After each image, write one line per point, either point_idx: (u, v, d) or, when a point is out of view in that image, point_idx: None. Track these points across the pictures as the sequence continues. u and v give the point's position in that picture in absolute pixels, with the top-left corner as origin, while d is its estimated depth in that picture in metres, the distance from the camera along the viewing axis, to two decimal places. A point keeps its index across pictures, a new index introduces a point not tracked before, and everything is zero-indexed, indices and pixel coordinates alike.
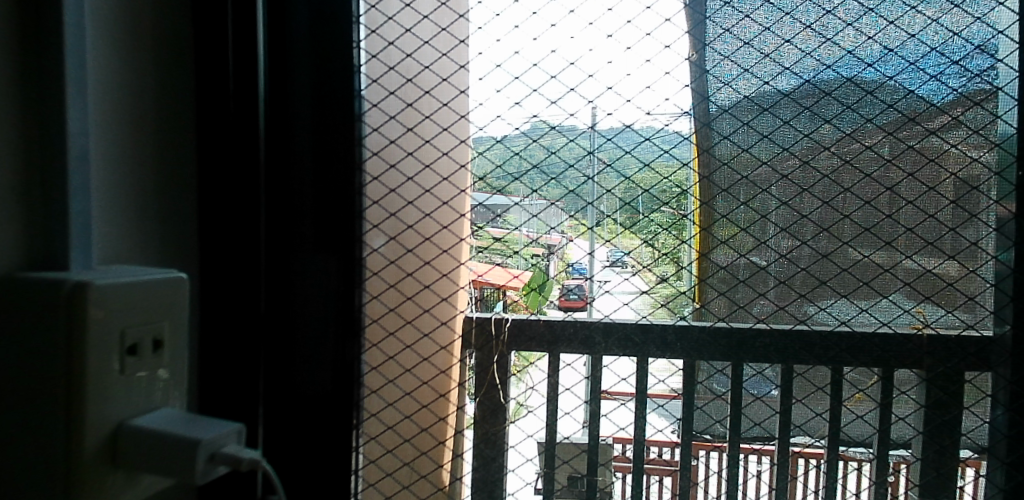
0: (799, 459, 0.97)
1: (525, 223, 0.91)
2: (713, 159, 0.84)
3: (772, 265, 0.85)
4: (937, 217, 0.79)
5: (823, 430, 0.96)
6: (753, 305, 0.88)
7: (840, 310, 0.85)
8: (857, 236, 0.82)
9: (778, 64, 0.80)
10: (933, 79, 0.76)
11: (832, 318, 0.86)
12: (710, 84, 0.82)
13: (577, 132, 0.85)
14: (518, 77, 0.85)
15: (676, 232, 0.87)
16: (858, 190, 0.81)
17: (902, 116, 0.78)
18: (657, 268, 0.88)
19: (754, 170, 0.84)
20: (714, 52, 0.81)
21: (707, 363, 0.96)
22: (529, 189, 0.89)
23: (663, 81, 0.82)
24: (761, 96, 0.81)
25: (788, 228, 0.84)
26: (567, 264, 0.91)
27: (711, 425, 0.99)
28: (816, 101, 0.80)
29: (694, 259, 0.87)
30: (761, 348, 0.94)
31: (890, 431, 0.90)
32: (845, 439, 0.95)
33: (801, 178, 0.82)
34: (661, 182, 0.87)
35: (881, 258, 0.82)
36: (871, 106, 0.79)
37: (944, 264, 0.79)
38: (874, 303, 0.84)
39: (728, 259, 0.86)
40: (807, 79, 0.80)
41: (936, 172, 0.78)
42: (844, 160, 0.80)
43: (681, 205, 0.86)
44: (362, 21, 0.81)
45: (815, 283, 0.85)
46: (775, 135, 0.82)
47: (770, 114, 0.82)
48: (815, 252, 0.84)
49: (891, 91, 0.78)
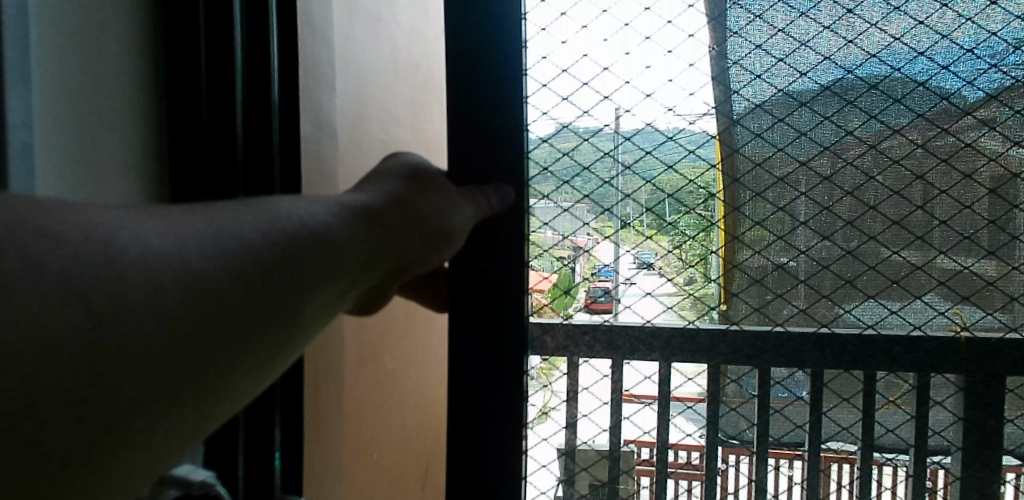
0: (832, 464, 0.92)
1: (551, 220, 0.80)
2: (742, 159, 0.82)
3: (801, 264, 0.83)
4: (976, 212, 0.77)
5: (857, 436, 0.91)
6: (784, 313, 0.85)
7: (867, 312, 0.83)
8: (885, 232, 0.80)
9: (816, 53, 0.79)
10: (993, 69, 0.76)
11: (858, 321, 0.84)
12: (735, 74, 0.80)
13: (595, 132, 0.81)
14: (546, 81, 0.78)
15: (704, 236, 0.85)
16: (895, 190, 0.79)
17: (953, 107, 0.77)
18: (684, 272, 0.86)
19: (790, 172, 0.82)
20: (741, 40, 0.80)
21: (733, 366, 0.88)
22: (556, 184, 0.80)
23: (687, 73, 0.80)
24: (799, 89, 0.80)
25: (825, 234, 0.81)
26: (595, 265, 0.84)
27: (741, 430, 0.92)
28: (859, 94, 0.78)
29: (721, 263, 0.85)
30: (790, 348, 0.86)
31: (927, 439, 0.87)
32: (880, 445, 0.90)
33: (839, 182, 0.80)
34: (687, 183, 0.84)
35: (910, 256, 0.80)
36: (918, 98, 0.77)
37: (983, 262, 0.79)
38: (907, 304, 0.82)
39: (758, 264, 0.84)
40: (848, 69, 0.78)
41: (978, 166, 0.77)
42: (883, 158, 0.79)
43: (708, 207, 0.84)
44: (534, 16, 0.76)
45: (839, 283, 0.83)
46: (812, 132, 0.81)
47: (808, 110, 0.80)
48: (842, 251, 0.82)
49: (943, 80, 0.76)
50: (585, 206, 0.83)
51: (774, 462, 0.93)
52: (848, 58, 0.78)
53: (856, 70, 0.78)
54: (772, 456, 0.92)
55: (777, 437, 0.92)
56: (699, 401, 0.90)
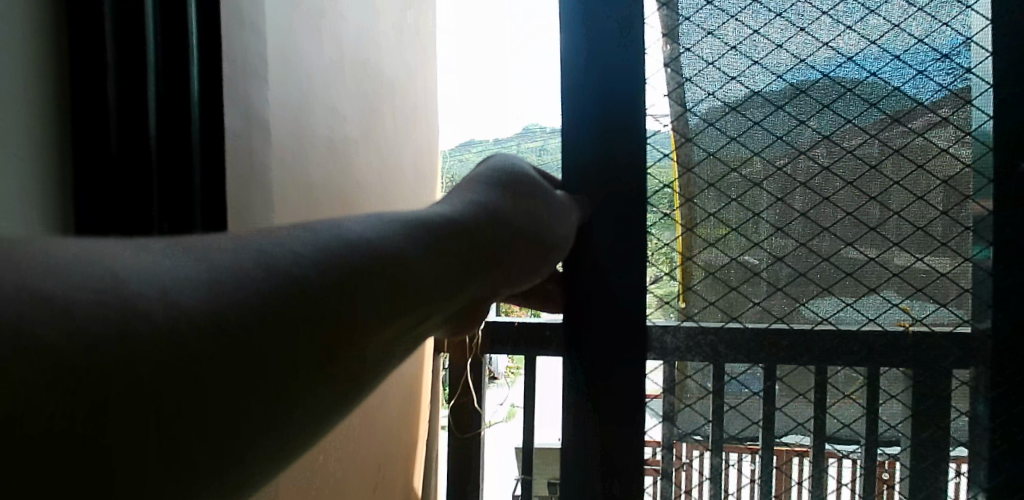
0: (790, 457, 0.90)
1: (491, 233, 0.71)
2: (697, 176, 0.83)
3: (762, 269, 0.84)
4: (921, 221, 0.80)
5: (809, 429, 0.89)
6: (746, 313, 0.85)
7: (818, 307, 0.84)
8: (840, 241, 0.82)
9: (764, 69, 0.81)
10: (923, 77, 0.79)
11: (810, 317, 0.84)
12: (690, 90, 0.81)
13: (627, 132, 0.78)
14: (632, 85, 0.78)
15: (664, 232, 0.83)
16: (840, 197, 0.81)
17: (888, 118, 0.79)
18: (649, 268, 0.83)
19: (741, 181, 0.82)
20: (692, 55, 0.81)
21: (694, 363, 0.85)
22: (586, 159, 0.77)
23: (659, 76, 0.80)
24: (749, 104, 0.81)
25: (778, 234, 0.83)
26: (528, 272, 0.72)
27: (701, 425, 0.88)
28: (802, 111, 0.81)
29: (678, 259, 0.84)
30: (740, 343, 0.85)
31: (879, 430, 0.87)
32: (832, 436, 0.88)
33: (788, 190, 0.82)
34: (654, 185, 0.81)
35: (858, 258, 0.82)
36: (857, 108, 0.80)
37: (935, 261, 0.81)
38: (857, 298, 0.83)
39: (715, 260, 0.85)
40: (791, 85, 0.81)
41: (916, 171, 0.80)
42: (825, 167, 0.81)
43: (672, 207, 0.82)
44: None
45: (792, 278, 0.84)
46: (764, 148, 0.82)
47: (759, 127, 0.82)
48: (793, 261, 0.83)
49: (882, 93, 0.80)
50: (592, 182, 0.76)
51: (728, 456, 0.90)
52: (795, 75, 0.80)
53: (805, 82, 0.80)
54: (726, 450, 0.89)
55: (731, 431, 0.89)
56: (652, 396, 0.85)
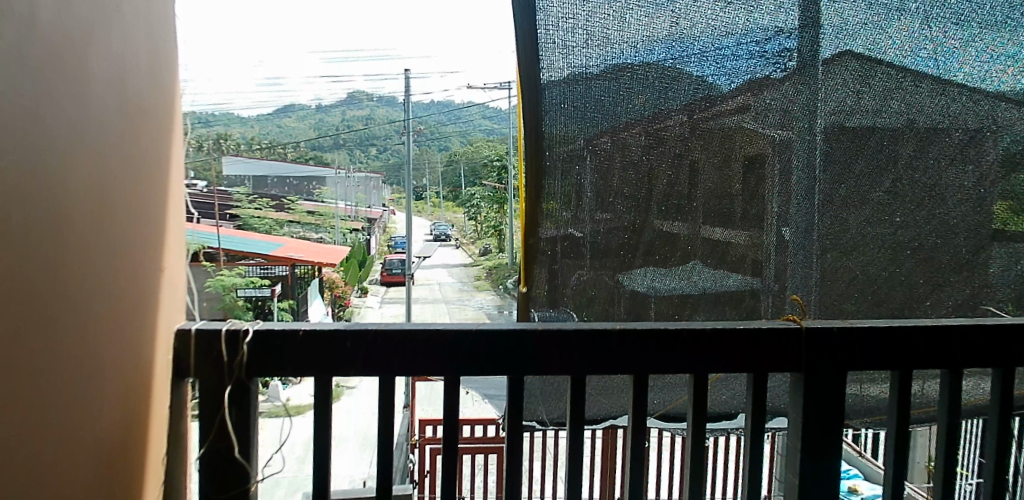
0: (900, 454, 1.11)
1: None
2: (611, 140, 1.17)
3: (585, 233, 1.24)
4: (732, 176, 1.19)
5: (818, 420, 1.03)
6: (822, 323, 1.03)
7: (659, 280, 1.29)
8: (658, 199, 1.21)
9: (604, 41, 1.08)
10: (732, 54, 1.12)
11: (654, 287, 1.30)
12: (552, 66, 1.09)
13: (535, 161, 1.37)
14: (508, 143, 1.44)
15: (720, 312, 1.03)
16: (651, 159, 1.18)
17: (697, 102, 1.14)
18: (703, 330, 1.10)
19: (607, 130, 1.16)
20: (544, 39, 1.07)
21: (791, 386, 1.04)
22: (649, 109, 1.15)
23: (594, 50, 1.09)
24: (598, 66, 1.10)
25: (603, 198, 1.22)
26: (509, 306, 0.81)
27: (797, 430, 1.04)
28: (626, 80, 1.12)
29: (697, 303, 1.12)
30: (716, 356, 1.00)
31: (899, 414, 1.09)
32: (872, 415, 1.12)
33: (613, 145, 1.17)
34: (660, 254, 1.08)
35: (685, 228, 1.23)
36: (678, 84, 1.13)
37: (736, 235, 1.23)
38: (687, 269, 1.27)
39: (552, 231, 1.25)
40: (621, 60, 1.10)
41: (737, 141, 1.17)
42: (641, 134, 1.17)
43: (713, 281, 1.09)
44: (545, 27, 1.06)
45: (622, 238, 1.24)
46: (609, 107, 1.14)
47: (603, 85, 1.12)
48: (621, 209, 1.22)
49: (681, 74, 1.13)
50: (640, 118, 1.16)
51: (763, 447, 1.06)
52: (615, 54, 1.10)
53: (635, 59, 1.11)
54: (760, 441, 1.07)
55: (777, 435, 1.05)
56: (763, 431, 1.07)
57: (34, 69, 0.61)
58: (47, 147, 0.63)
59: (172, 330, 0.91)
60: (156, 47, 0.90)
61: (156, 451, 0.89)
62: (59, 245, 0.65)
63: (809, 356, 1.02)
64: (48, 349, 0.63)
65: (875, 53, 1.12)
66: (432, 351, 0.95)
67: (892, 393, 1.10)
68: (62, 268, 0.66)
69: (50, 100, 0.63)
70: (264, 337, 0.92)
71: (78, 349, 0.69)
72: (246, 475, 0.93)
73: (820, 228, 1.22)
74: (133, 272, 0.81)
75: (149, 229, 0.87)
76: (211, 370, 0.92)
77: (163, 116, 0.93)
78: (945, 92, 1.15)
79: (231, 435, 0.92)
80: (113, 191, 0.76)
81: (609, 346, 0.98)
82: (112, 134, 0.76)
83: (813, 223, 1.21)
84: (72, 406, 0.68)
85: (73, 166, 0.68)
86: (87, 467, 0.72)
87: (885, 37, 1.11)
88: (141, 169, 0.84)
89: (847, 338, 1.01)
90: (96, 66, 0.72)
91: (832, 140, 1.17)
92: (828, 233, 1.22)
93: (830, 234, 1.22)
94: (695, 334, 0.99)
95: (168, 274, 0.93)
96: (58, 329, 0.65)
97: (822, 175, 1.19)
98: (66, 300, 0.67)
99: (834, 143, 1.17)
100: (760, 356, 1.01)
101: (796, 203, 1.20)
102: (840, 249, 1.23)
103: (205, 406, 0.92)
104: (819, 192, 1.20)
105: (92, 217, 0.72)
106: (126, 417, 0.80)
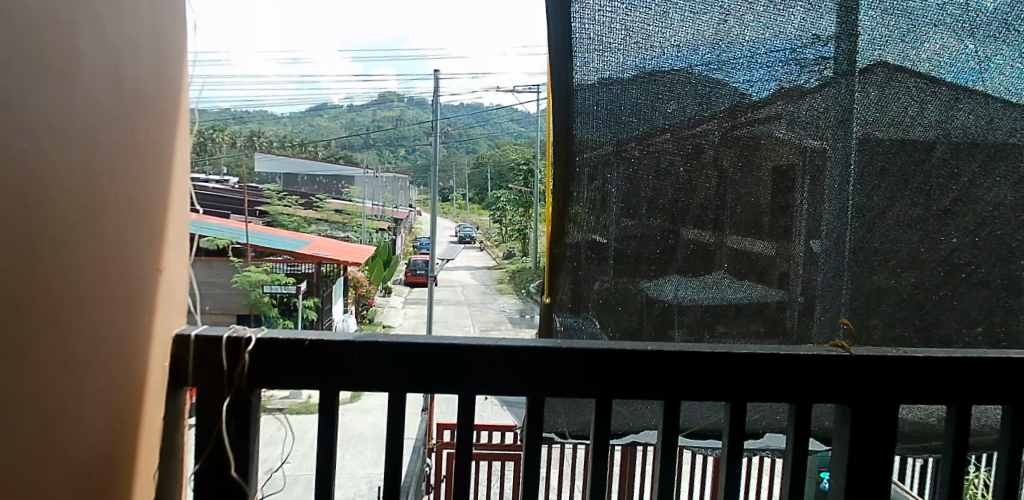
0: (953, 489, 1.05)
1: None
2: (638, 145, 1.14)
3: (608, 240, 1.22)
4: (764, 186, 1.15)
5: (863, 452, 0.98)
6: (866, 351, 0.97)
7: (686, 290, 1.24)
8: (686, 208, 1.17)
9: (636, 43, 1.05)
10: (767, 61, 1.06)
11: (683, 297, 1.25)
12: (581, 69, 1.06)
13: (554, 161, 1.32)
14: None
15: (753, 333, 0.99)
16: (681, 167, 1.14)
17: (729, 109, 1.10)
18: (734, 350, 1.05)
19: (633, 134, 1.13)
20: (577, 40, 1.03)
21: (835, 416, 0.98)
22: (679, 114, 1.11)
23: (626, 53, 1.05)
24: (628, 70, 1.07)
25: (628, 204, 1.19)
26: None
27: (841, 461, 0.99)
28: (657, 84, 1.09)
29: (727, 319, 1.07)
30: (749, 381, 0.95)
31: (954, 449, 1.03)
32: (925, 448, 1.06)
33: (641, 151, 1.14)
34: None
35: (710, 238, 1.19)
36: (712, 89, 1.09)
37: (765, 245, 1.18)
38: (715, 280, 1.22)
39: (577, 236, 1.23)
40: (654, 64, 1.07)
41: (768, 151, 1.13)
42: (671, 141, 1.13)
43: None
44: (578, 28, 1.02)
45: (647, 247, 1.21)
46: (639, 112, 1.11)
47: (633, 89, 1.09)
48: (646, 218, 1.19)
49: (715, 81, 1.08)
50: (672, 124, 1.12)
51: (802, 476, 1.01)
52: (647, 57, 1.06)
53: (669, 62, 1.07)
54: (800, 471, 1.02)
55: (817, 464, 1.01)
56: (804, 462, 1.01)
57: (7, 59, 0.56)
58: (19, 139, 0.59)
59: (170, 335, 0.89)
60: (162, 36, 0.85)
61: (148, 465, 0.86)
62: (33, 245, 0.61)
63: (851, 386, 0.96)
64: (14, 355, 0.59)
65: (929, 67, 1.06)
66: (440, 366, 0.92)
67: (950, 425, 1.03)
68: (37, 273, 0.62)
69: (21, 96, 0.59)
70: (266, 345, 0.90)
71: (51, 356, 0.64)
72: (242, 492, 0.90)
73: (856, 245, 1.16)
74: (125, 272, 0.77)
75: (146, 227, 0.82)
76: (209, 380, 0.90)
77: (168, 109, 0.89)
78: (1012, 112, 1.08)
79: (227, 447, 0.90)
80: (101, 188, 0.72)
81: (635, 366, 0.94)
82: (108, 136, 0.72)
83: (844, 236, 1.15)
84: (41, 419, 0.64)
85: (53, 161, 0.63)
86: (59, 484, 0.68)
87: (936, 43, 1.04)
88: (138, 166, 0.80)
89: (894, 368, 0.96)
90: (84, 53, 0.68)
91: (864, 150, 1.11)
92: (865, 247, 1.15)
93: (870, 252, 1.16)
94: (731, 357, 0.95)
95: (168, 276, 0.89)
96: (25, 336, 0.60)
97: (854, 189, 1.13)
98: (38, 303, 0.62)
99: (875, 155, 1.11)
100: (805, 384, 0.96)
101: (826, 215, 1.14)
102: (880, 263, 1.16)
103: (203, 415, 0.90)
104: (852, 204, 1.14)
105: (75, 219, 0.67)
106: (112, 429, 0.77)
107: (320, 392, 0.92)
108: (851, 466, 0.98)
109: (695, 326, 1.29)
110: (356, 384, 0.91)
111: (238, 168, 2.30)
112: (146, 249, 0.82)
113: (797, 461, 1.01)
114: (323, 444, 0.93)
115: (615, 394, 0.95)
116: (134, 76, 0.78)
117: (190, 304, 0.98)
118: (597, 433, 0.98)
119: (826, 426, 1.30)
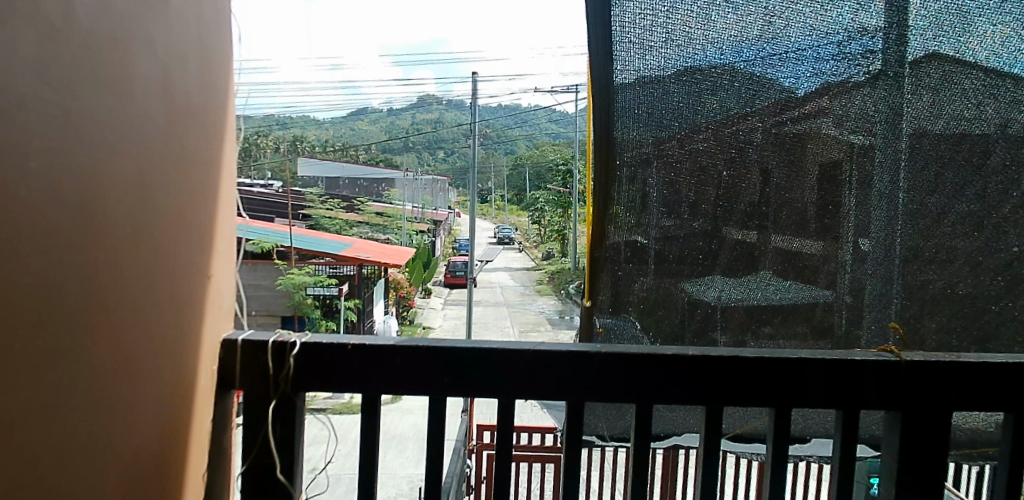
0: None
1: None
2: (677, 146, 1.11)
3: (647, 241, 1.20)
4: (808, 185, 1.11)
5: (914, 462, 0.94)
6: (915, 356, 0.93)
7: (730, 290, 1.21)
8: (728, 210, 1.14)
9: (678, 42, 1.03)
10: (811, 56, 1.03)
11: (727, 297, 1.22)
12: (623, 70, 1.05)
13: None
14: None
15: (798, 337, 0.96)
16: (724, 169, 1.11)
17: (772, 108, 1.07)
18: None
19: (673, 134, 1.11)
20: (618, 40, 1.02)
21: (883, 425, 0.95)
22: (721, 113, 1.08)
23: (667, 52, 1.03)
24: (668, 69, 1.05)
25: (668, 206, 1.17)
26: None
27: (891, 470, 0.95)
28: (699, 83, 1.06)
29: None
30: (794, 388, 0.92)
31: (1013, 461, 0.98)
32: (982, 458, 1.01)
33: (682, 151, 1.11)
34: None
35: (754, 239, 1.15)
36: (755, 87, 1.05)
37: (811, 246, 1.14)
38: (760, 282, 1.19)
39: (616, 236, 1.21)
40: (695, 63, 1.04)
41: (812, 148, 1.09)
42: (713, 140, 1.10)
43: None
44: (619, 28, 1.01)
45: (688, 249, 1.19)
46: (680, 113, 1.09)
47: (675, 88, 1.07)
48: (688, 220, 1.17)
49: (757, 78, 1.05)
50: (714, 122, 1.09)
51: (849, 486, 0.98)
52: (689, 55, 1.04)
53: (711, 60, 1.04)
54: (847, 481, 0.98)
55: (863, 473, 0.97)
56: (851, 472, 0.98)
57: (66, 78, 0.59)
58: (75, 151, 0.61)
59: (218, 339, 0.92)
60: (209, 49, 0.88)
61: (198, 464, 0.90)
62: (87, 253, 0.63)
63: (903, 394, 0.92)
64: (69, 361, 0.62)
65: (988, 64, 1.01)
66: (478, 371, 0.92)
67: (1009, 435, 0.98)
68: (93, 280, 0.65)
69: (79, 113, 0.62)
70: (310, 349, 0.92)
71: (105, 359, 0.67)
72: (285, 493, 0.93)
73: (909, 247, 1.10)
74: (175, 279, 0.80)
75: (195, 234, 0.85)
76: (256, 383, 0.92)
77: (216, 119, 0.92)
78: None
79: (273, 449, 0.92)
80: (152, 199, 0.75)
81: (677, 370, 0.92)
82: (158, 148, 0.75)
83: (892, 240, 1.10)
84: (97, 418, 0.67)
85: (107, 174, 0.66)
86: (115, 481, 0.71)
87: (991, 40, 0.99)
88: (187, 174, 0.83)
89: (949, 375, 0.91)
90: (136, 68, 0.70)
91: (915, 151, 1.06)
92: (919, 248, 1.10)
93: (925, 253, 1.10)
94: (776, 363, 0.92)
95: (216, 282, 0.92)
96: (82, 341, 0.63)
97: (903, 192, 1.08)
98: (92, 309, 0.65)
99: (931, 153, 1.06)
100: (855, 391, 0.92)
101: (876, 216, 1.09)
102: (936, 265, 1.11)
103: (250, 417, 0.93)
104: (900, 208, 1.09)
105: (127, 227, 0.70)
106: (164, 429, 0.80)
107: (362, 395, 0.93)
108: (901, 477, 0.94)
109: (737, 329, 1.26)
110: (397, 387, 0.92)
111: (282, 173, 2.36)
112: (195, 255, 0.85)
113: (844, 471, 0.98)
114: (364, 445, 0.95)
115: (653, 400, 0.93)
116: (184, 89, 0.81)
117: (237, 309, 1.02)
118: (638, 436, 0.96)
119: (877, 433, 1.25)
